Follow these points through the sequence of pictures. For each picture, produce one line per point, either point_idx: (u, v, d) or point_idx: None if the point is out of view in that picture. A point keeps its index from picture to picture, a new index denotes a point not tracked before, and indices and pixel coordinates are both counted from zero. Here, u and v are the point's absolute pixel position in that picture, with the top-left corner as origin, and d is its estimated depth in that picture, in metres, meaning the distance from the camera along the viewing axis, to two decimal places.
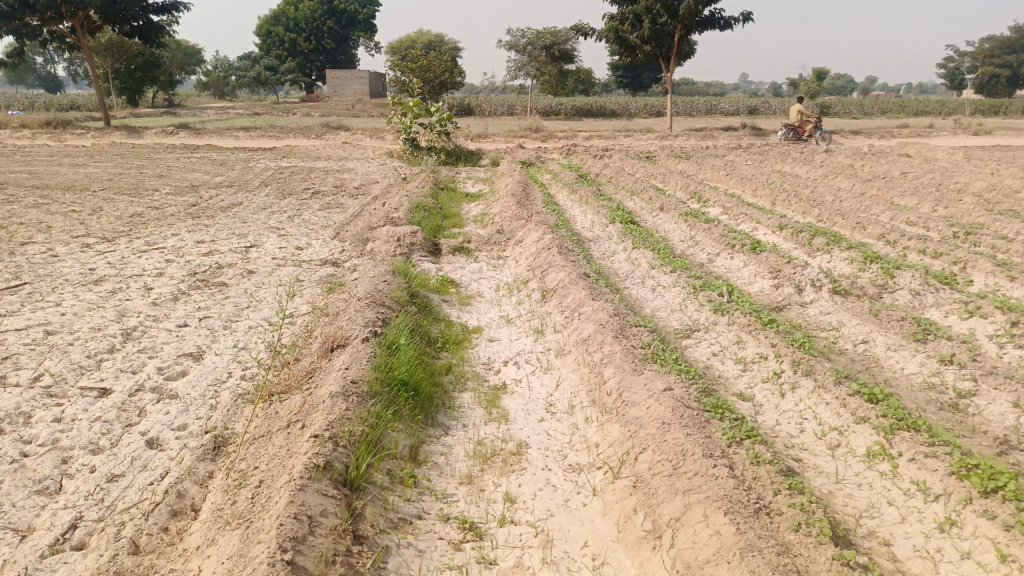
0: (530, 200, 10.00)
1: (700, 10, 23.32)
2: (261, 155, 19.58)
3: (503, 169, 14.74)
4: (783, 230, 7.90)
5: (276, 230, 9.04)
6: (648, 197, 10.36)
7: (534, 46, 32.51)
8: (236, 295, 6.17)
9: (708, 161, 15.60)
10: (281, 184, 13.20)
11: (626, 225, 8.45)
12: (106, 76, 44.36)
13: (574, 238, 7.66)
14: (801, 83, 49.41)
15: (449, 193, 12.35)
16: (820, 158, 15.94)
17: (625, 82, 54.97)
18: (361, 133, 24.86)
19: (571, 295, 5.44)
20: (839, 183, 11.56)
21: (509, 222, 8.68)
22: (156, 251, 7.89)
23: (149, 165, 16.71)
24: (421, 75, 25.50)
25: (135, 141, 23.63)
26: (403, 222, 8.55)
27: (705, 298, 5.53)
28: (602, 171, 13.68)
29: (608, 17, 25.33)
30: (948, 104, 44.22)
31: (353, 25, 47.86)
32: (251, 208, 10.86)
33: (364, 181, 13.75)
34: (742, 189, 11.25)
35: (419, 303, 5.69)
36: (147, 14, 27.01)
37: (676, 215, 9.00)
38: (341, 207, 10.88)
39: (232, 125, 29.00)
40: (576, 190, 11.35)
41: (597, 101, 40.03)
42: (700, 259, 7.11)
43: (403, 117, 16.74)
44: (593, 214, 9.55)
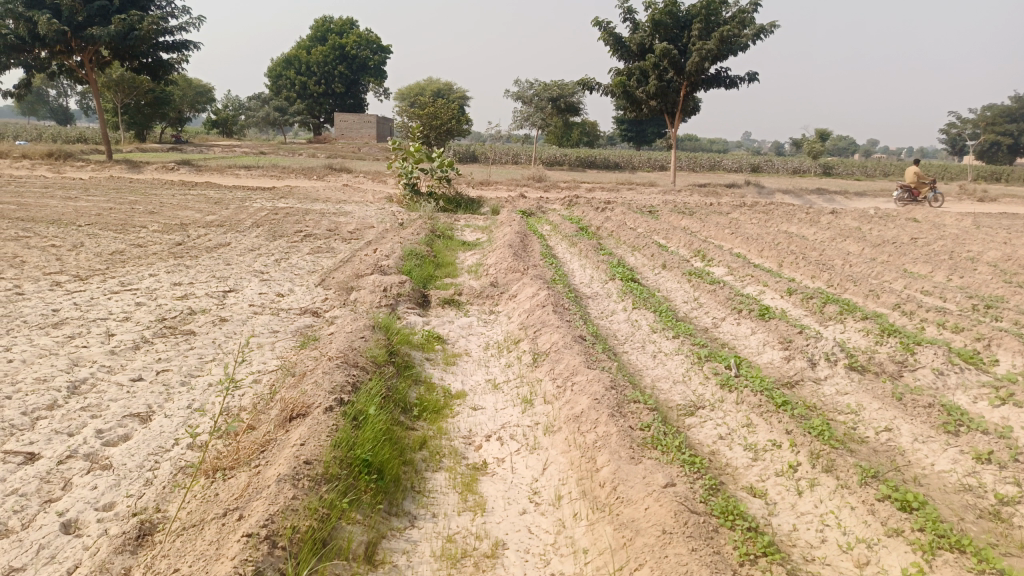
0: (528, 252, 9.61)
1: (706, 68, 23.38)
2: (260, 194, 19.32)
3: (503, 218, 14.42)
4: (793, 295, 7.49)
5: (258, 274, 8.62)
6: (650, 254, 9.98)
7: (540, 97, 32.66)
8: (203, 346, 5.70)
9: (712, 218, 15.29)
10: (274, 225, 12.84)
11: (626, 283, 8.05)
12: (115, 110, 44.65)
13: (571, 295, 7.23)
14: (804, 143, 49.72)
15: (445, 240, 11.98)
16: (826, 219, 15.64)
17: (630, 135, 55.41)
18: (363, 176, 24.70)
19: (564, 360, 4.97)
20: (848, 246, 11.19)
21: (503, 274, 8.27)
22: (128, 293, 7.44)
23: (142, 200, 16.40)
24: (427, 121, 25.45)
25: (134, 176, 23.43)
26: (392, 270, 8.14)
27: (710, 370, 5.08)
28: (604, 224, 13.34)
29: (615, 72, 25.41)
30: (950, 169, 44.35)
31: (364, 71, 48.38)
32: (238, 249, 10.47)
33: (359, 225, 13.41)
34: (748, 249, 10.88)
35: (398, 363, 5.21)
36: (157, 51, 27.14)
37: (680, 274, 8.60)
38: (331, 252, 10.49)
39: (235, 163, 28.90)
40: (575, 243, 10.98)
41: (601, 154, 40.14)
42: (704, 324, 6.67)
43: (405, 162, 16.50)
44: (592, 268, 9.16)
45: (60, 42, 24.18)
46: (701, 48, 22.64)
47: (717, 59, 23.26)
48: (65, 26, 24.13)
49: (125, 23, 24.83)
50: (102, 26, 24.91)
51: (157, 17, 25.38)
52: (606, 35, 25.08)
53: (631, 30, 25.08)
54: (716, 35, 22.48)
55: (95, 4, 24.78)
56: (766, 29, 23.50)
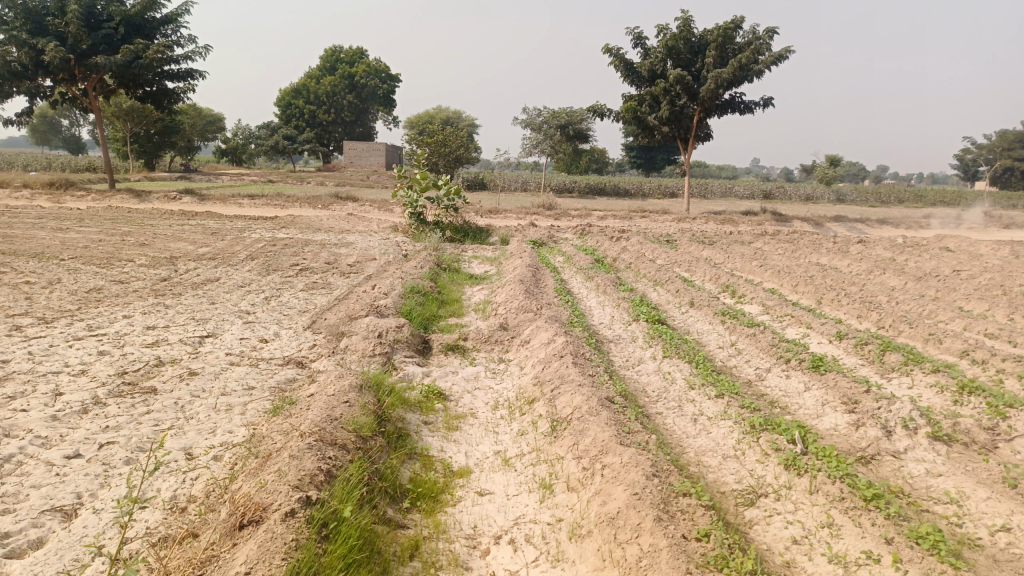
0: (540, 288, 8.76)
1: (721, 94, 22.70)
2: (261, 224, 18.62)
3: (513, 248, 13.63)
4: (843, 340, 6.60)
5: (243, 315, 7.79)
6: (674, 289, 9.11)
7: (550, 124, 32.09)
8: (162, 408, 4.83)
9: (733, 248, 14.43)
10: (269, 258, 12.06)
11: (653, 325, 7.18)
12: (124, 139, 44.42)
13: (591, 340, 6.37)
14: (815, 169, 49.01)
15: (451, 273, 11.16)
16: (854, 249, 14.75)
17: (639, 162, 54.99)
18: (369, 205, 24.02)
19: (590, 432, 4.08)
20: (887, 281, 10.30)
21: (514, 315, 7.41)
22: (93, 339, 6.61)
23: (135, 231, 15.68)
24: (436, 149, 24.81)
25: (134, 205, 22.81)
26: (389, 311, 7.30)
27: (767, 442, 4.19)
28: (620, 255, 12.50)
29: (626, 98, 24.76)
30: (966, 194, 43.41)
31: (373, 100, 48.05)
32: (227, 286, 9.66)
33: (360, 257, 12.63)
34: (780, 283, 10.02)
35: (389, 433, 4.32)
36: (162, 80, 26.69)
37: (711, 315, 7.73)
38: (327, 288, 9.68)
39: (239, 192, 28.30)
40: (591, 277, 10.14)
41: (611, 181, 39.48)
42: (746, 377, 5.79)
43: (410, 191, 15.75)
44: (612, 307, 8.29)
45: (63, 70, 23.72)
46: (717, 75, 21.97)
47: (732, 85, 22.57)
48: (68, 54, 23.68)
49: (130, 51, 24.38)
50: (107, 54, 24.44)
51: (162, 45, 24.93)
52: (617, 61, 24.45)
53: (643, 56, 24.45)
54: (732, 62, 21.81)
55: (100, 32, 24.35)
56: (782, 55, 22.83)
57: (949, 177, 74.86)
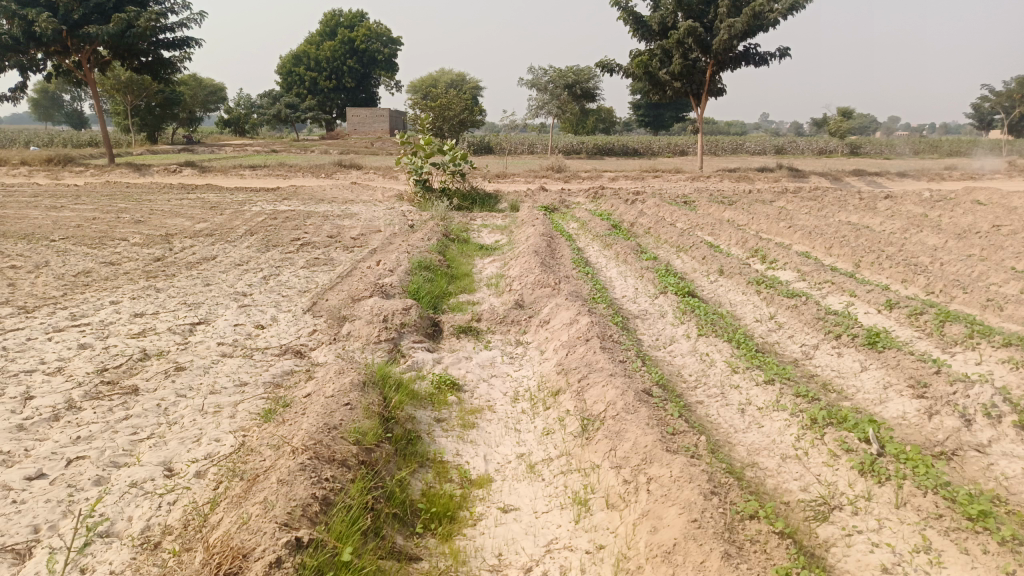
0: (556, 258, 8.17)
1: (734, 46, 21.74)
2: (262, 196, 18.04)
3: (524, 215, 13.03)
4: (894, 310, 6.00)
5: (238, 298, 7.24)
6: (700, 255, 8.50)
7: (556, 84, 31.13)
8: (142, 413, 4.30)
9: (754, 208, 13.74)
10: (269, 233, 11.50)
11: (683, 297, 6.60)
12: (124, 112, 43.62)
13: (617, 317, 5.80)
14: (828, 122, 47.71)
15: (460, 244, 10.58)
16: (881, 206, 14.05)
17: (647, 120, 53.86)
18: (374, 173, 23.35)
19: (630, 435, 3.53)
20: (927, 240, 9.64)
21: (530, 290, 6.83)
22: (74, 330, 6.08)
23: (133, 207, 15.13)
24: (440, 113, 24.04)
25: (133, 180, 22.23)
26: (396, 290, 6.74)
27: (833, 440, 3.63)
28: (638, 219, 11.88)
29: (635, 53, 23.81)
30: (984, 144, 42.21)
31: (374, 65, 46.87)
32: (223, 265, 9.12)
33: (365, 229, 12.05)
34: (811, 245, 9.38)
35: (397, 439, 3.77)
36: (157, 49, 25.86)
37: (743, 284, 7.14)
38: (329, 264, 9.11)
39: (241, 164, 27.65)
40: (609, 245, 9.52)
41: (620, 141, 38.53)
42: (792, 357, 5.22)
43: (414, 157, 15.10)
44: (635, 277, 7.70)
45: (55, 42, 22.94)
46: (730, 24, 21.00)
47: (746, 37, 21.61)
48: (60, 24, 22.86)
49: (123, 20, 23.53)
50: (99, 23, 23.61)
51: (155, 12, 24.05)
52: (625, 15, 23.44)
53: (652, 9, 23.43)
54: (745, 11, 20.82)
55: (91, 1, 23.49)
56: (798, 3, 21.80)
57: (965, 126, 73.09)
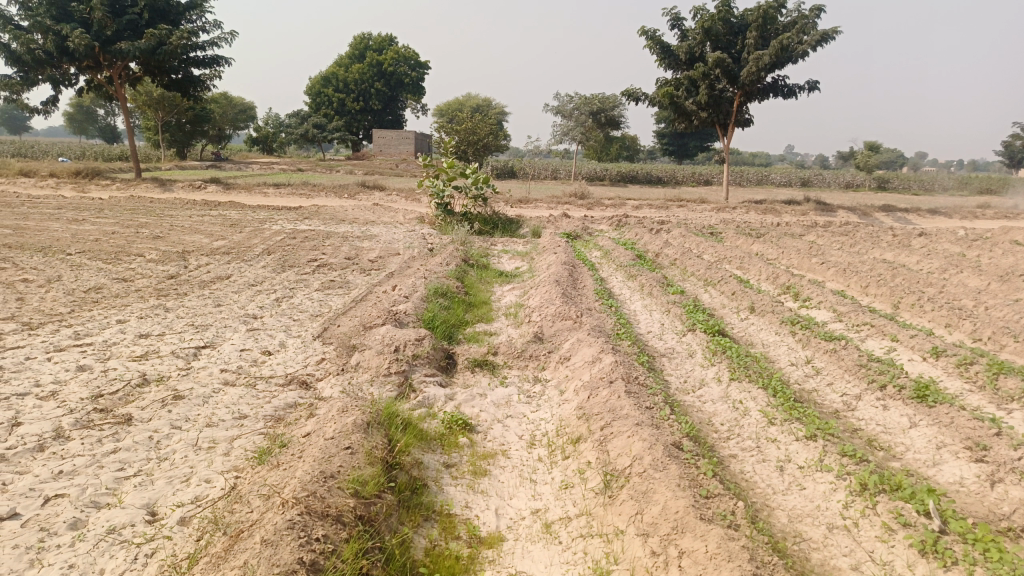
0: (579, 289, 7.85)
1: (763, 78, 21.44)
2: (283, 215, 17.93)
3: (546, 242, 12.75)
4: (940, 358, 5.59)
5: (248, 321, 6.99)
6: (729, 291, 8.14)
7: (581, 111, 31.01)
8: (132, 446, 4.01)
9: (783, 241, 13.34)
10: (286, 253, 11.30)
11: (712, 335, 6.24)
12: (154, 127, 44.21)
13: (644, 357, 5.45)
14: (856, 156, 47.12)
15: (479, 270, 10.29)
16: (915, 243, 13.57)
17: (671, 149, 53.64)
18: (396, 195, 23.25)
19: (658, 498, 3.17)
20: (967, 281, 9.20)
21: (551, 323, 6.51)
22: (75, 351, 5.83)
23: (153, 222, 15.06)
24: (465, 136, 23.96)
25: (157, 195, 22.30)
26: (411, 319, 6.44)
27: (887, 512, 3.25)
28: (663, 249, 11.55)
29: (661, 82, 23.60)
30: (1017, 182, 41.39)
31: (402, 87, 47.13)
32: (236, 284, 8.90)
33: (383, 251, 11.81)
34: (846, 284, 8.98)
35: (401, 488, 3.45)
36: (187, 67, 26.11)
37: (776, 324, 6.76)
38: (344, 287, 8.85)
39: (264, 181, 27.73)
40: (634, 276, 9.18)
41: (644, 168, 38.28)
42: (832, 409, 4.83)
43: (436, 180, 14.92)
44: (660, 312, 7.35)
45: (87, 57, 23.19)
46: (757, 57, 20.67)
47: (775, 68, 21.31)
48: (93, 40, 23.13)
49: (155, 36, 23.76)
50: (131, 40, 23.88)
51: (187, 31, 24.29)
52: (653, 43, 23.28)
53: (680, 38, 23.25)
54: (775, 44, 20.54)
55: (124, 18, 23.78)
56: (829, 35, 21.49)
57: (995, 162, 71.96)
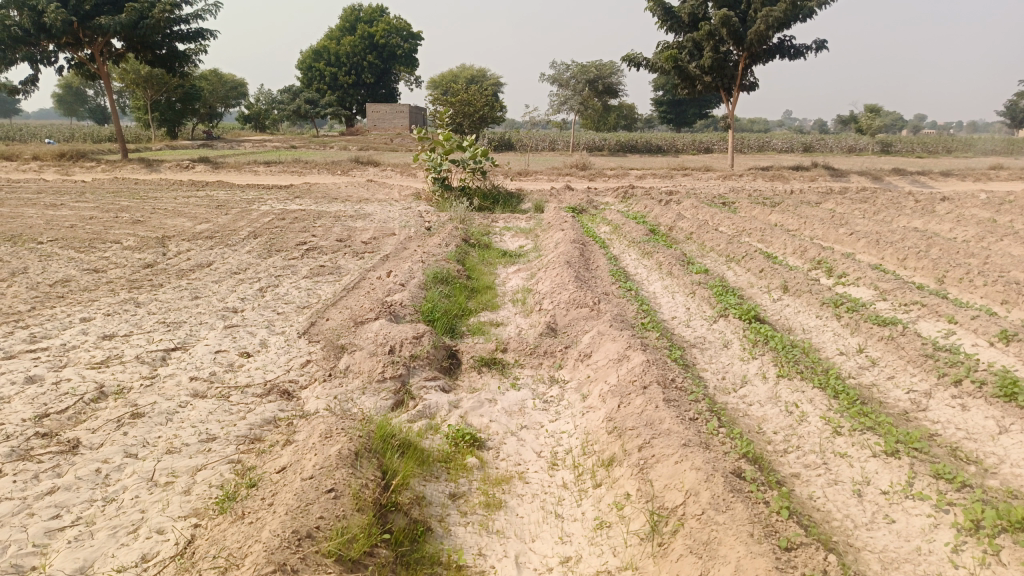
0: (592, 270, 7.13)
1: (770, 37, 20.48)
2: (273, 194, 17.13)
3: (550, 217, 12.02)
4: (1012, 343, 4.88)
5: (226, 317, 6.27)
6: (756, 268, 7.43)
7: (578, 79, 30.03)
8: (73, 487, 3.31)
9: (800, 210, 12.60)
10: (274, 236, 10.56)
11: (747, 322, 5.53)
12: (143, 107, 43.10)
13: (676, 351, 4.74)
14: (858, 120, 46.14)
15: (480, 250, 9.55)
16: (938, 209, 12.84)
17: (669, 117, 52.53)
18: (391, 170, 22.42)
19: (727, 555, 2.51)
20: (1010, 251, 8.48)
21: (564, 313, 5.79)
22: (26, 358, 5.11)
23: (135, 206, 14.26)
24: (460, 108, 23.07)
25: (143, 176, 21.46)
26: (408, 310, 5.73)
27: (1015, 562, 2.57)
28: (675, 222, 10.83)
29: (663, 46, 22.63)
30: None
31: (394, 60, 45.82)
32: (218, 272, 8.18)
33: (378, 232, 11.07)
34: (879, 256, 8.27)
35: (399, 541, 2.77)
36: (171, 42, 25.08)
37: (816, 306, 6.04)
38: (335, 274, 8.11)
39: (255, 159, 26.84)
40: (649, 253, 8.45)
41: (644, 137, 37.33)
42: (900, 410, 4.13)
43: (432, 153, 14.14)
44: (684, 294, 6.62)
45: (65, 33, 22.14)
46: (767, 13, 19.72)
47: (783, 27, 20.37)
48: (70, 15, 22.07)
49: (135, 10, 22.71)
50: (111, 15, 22.81)
51: (169, 4, 23.22)
52: (654, 5, 22.27)
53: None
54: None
55: None
56: None
57: (995, 123, 70.95)
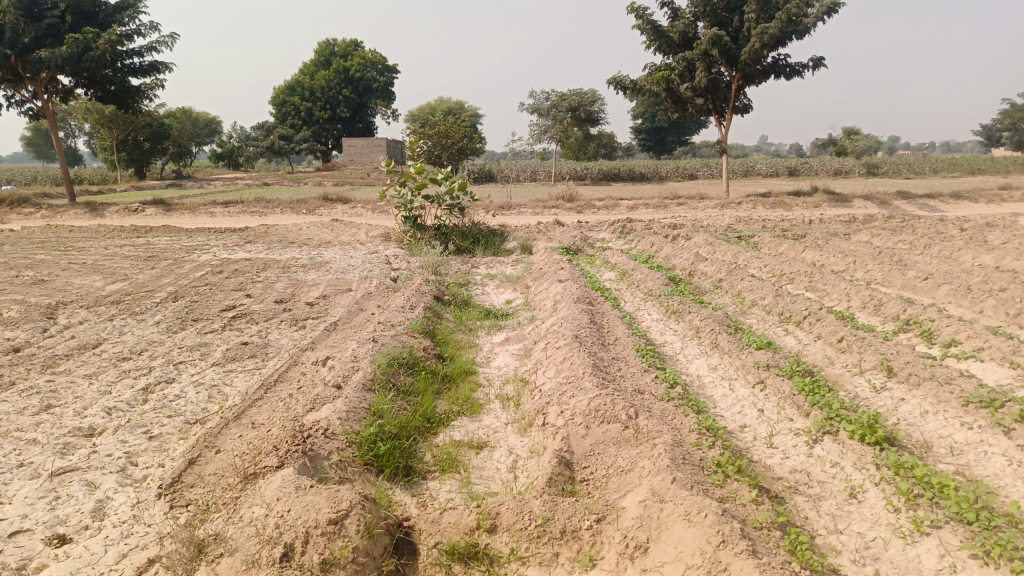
0: (609, 348, 5.12)
1: (765, 56, 18.81)
2: (224, 240, 15.01)
3: (542, 261, 10.06)
4: None
5: (65, 451, 4.10)
6: (833, 336, 5.46)
7: (558, 108, 28.39)
8: None
9: (831, 243, 10.73)
10: (200, 298, 8.41)
11: (876, 446, 3.50)
12: (108, 147, 40.82)
13: (799, 533, 2.70)
14: (841, 143, 45.09)
15: (457, 310, 7.50)
16: (989, 237, 11.03)
17: (649, 145, 51.21)
18: (362, 208, 20.36)
19: None
20: None
21: (583, 434, 3.73)
22: None
23: (52, 260, 11.99)
24: (437, 141, 21.22)
25: (86, 223, 19.16)
26: (337, 439, 3.65)
27: None
28: (695, 264, 8.90)
29: (651, 67, 20.95)
30: (1011, 166, 39.52)
31: (370, 93, 44.04)
32: (102, 360, 6.01)
33: (332, 287, 8.99)
34: (974, 310, 6.35)
35: None
36: (123, 77, 22.92)
37: (955, 407, 4.04)
38: (259, 356, 5.98)
39: (216, 200, 24.64)
40: (677, 312, 6.44)
41: (627, 165, 35.80)
42: None
43: (402, 189, 12.17)
44: (748, 383, 4.61)
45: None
46: (761, 32, 18.03)
47: (778, 45, 18.73)
48: (5, 49, 19.69)
49: (79, 42, 20.43)
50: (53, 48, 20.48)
51: (117, 34, 21.03)
52: (641, 24, 20.55)
53: (670, 18, 20.59)
54: (779, 14, 17.87)
55: (43, 23, 20.45)
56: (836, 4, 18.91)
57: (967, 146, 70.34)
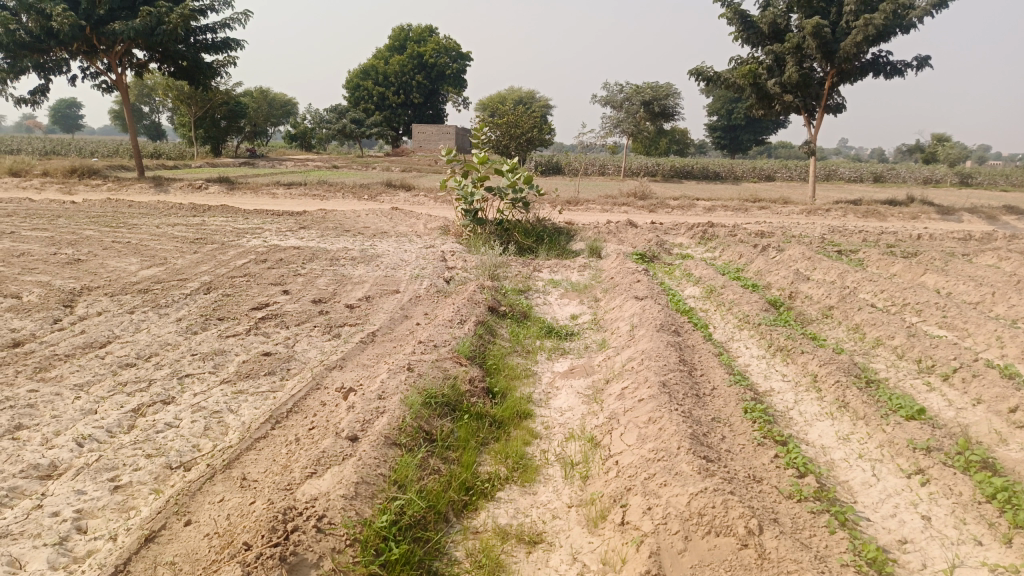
0: (705, 402, 3.97)
1: (866, 52, 16.98)
2: (278, 224, 14.32)
3: (615, 268, 8.92)
4: None
5: (4, 502, 3.18)
6: (1002, 405, 4.17)
7: (633, 101, 26.94)
8: None
9: (952, 266, 9.21)
10: (232, 292, 7.56)
11: None
12: (186, 123, 41.27)
13: None
14: (933, 151, 41.98)
15: (515, 325, 6.46)
16: None
17: (723, 143, 48.97)
18: (424, 197, 19.49)
19: None
20: None
21: (678, 550, 2.63)
22: None
23: (98, 238, 11.42)
24: (506, 130, 20.17)
25: (148, 198, 18.82)
26: (335, 534, 2.65)
27: None
28: (795, 284, 7.61)
29: (737, 60, 19.33)
30: None
31: (442, 80, 43.22)
32: (100, 365, 5.15)
33: (378, 287, 8.04)
34: None
35: None
36: (195, 52, 22.52)
37: None
38: (278, 373, 5.04)
39: (279, 180, 24.14)
40: (785, 350, 5.22)
41: (701, 163, 34.05)
42: None
43: (463, 180, 11.17)
44: (901, 474, 3.41)
45: (75, 40, 19.43)
46: (864, 24, 16.23)
47: (881, 40, 16.87)
48: (80, 20, 19.34)
49: (152, 14, 19.97)
50: (128, 20, 20.08)
51: (190, 8, 20.57)
52: (728, 14, 18.95)
53: (762, 8, 18.91)
54: (885, 5, 16.03)
55: None
56: None
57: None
